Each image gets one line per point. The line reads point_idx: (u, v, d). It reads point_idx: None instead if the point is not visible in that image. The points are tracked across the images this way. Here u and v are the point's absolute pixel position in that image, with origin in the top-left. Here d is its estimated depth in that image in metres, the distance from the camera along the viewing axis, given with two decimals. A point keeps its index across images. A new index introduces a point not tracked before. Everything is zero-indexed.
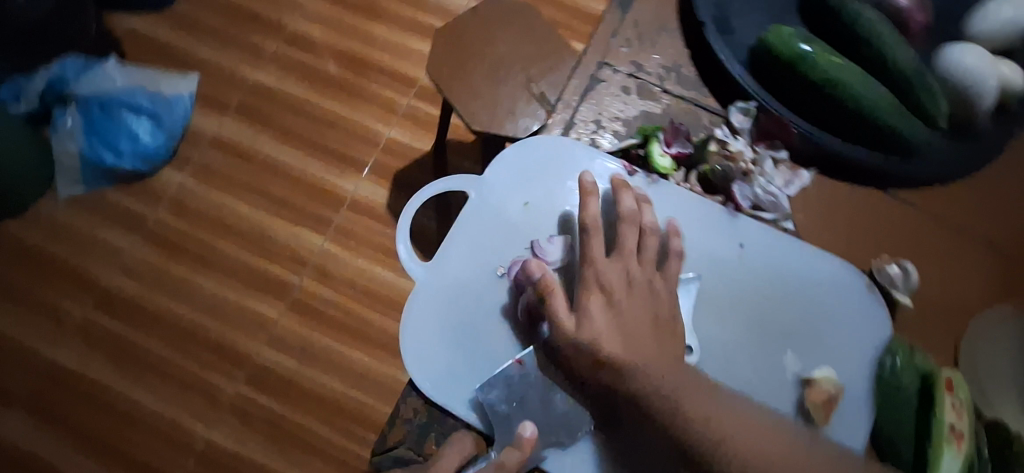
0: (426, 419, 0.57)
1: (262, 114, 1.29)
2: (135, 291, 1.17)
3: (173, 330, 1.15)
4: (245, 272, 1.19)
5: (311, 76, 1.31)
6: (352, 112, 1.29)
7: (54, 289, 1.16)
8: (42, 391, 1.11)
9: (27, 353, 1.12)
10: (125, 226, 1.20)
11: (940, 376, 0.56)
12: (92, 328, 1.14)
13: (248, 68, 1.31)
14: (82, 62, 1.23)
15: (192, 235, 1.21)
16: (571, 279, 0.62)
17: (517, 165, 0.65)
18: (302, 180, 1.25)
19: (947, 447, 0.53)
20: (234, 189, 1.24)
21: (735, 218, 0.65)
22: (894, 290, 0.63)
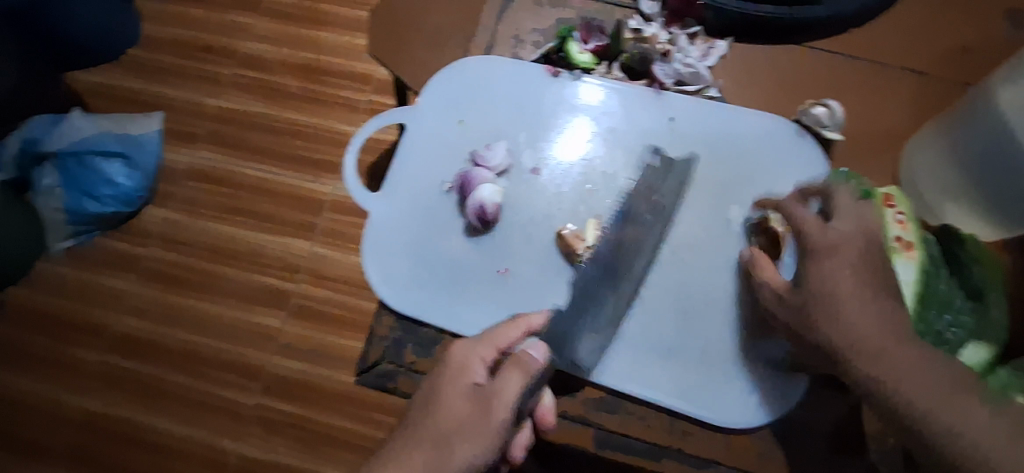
0: (400, 332, 0.60)
1: (229, 136, 1.32)
2: (142, 329, 1.18)
3: (185, 358, 1.17)
4: (243, 290, 1.21)
5: (270, 91, 1.35)
6: (316, 118, 1.32)
7: (64, 341, 1.18)
8: (71, 441, 1.12)
9: (50, 407, 1.14)
10: (120, 268, 1.23)
11: (879, 193, 0.59)
12: (108, 371, 1.16)
13: (209, 97, 1.35)
14: (47, 119, 1.24)
15: (185, 264, 1.23)
16: (514, 180, 0.64)
17: (446, 90, 0.68)
18: (280, 190, 1.27)
19: (895, 254, 0.56)
20: (216, 212, 1.26)
21: (662, 95, 0.67)
22: (822, 129, 0.65)
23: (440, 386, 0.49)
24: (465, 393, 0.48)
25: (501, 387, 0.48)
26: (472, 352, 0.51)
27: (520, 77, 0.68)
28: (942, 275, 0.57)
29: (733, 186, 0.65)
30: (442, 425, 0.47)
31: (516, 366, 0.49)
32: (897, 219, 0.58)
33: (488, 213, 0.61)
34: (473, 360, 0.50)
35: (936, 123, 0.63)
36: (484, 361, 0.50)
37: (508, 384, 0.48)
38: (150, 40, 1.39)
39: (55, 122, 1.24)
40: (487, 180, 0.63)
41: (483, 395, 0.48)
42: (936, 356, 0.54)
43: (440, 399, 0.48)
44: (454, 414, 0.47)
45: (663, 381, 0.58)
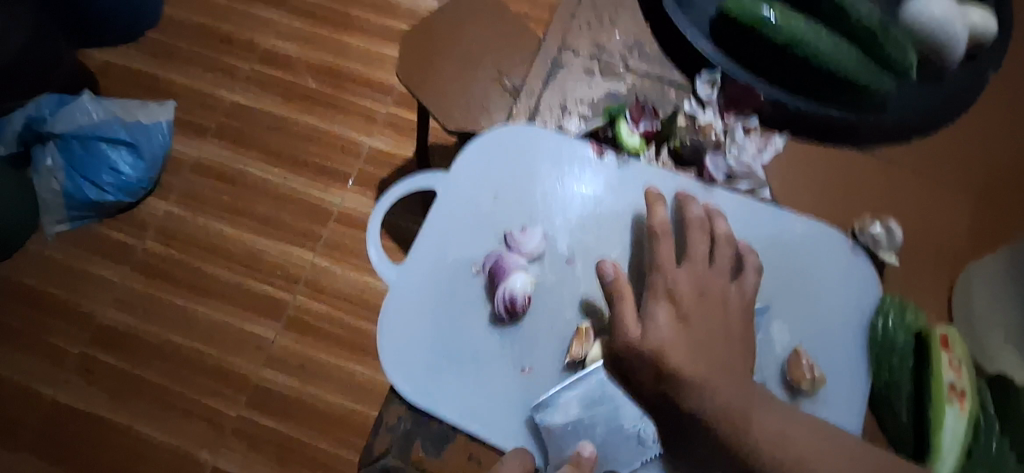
0: (409, 424, 0.55)
1: (240, 134, 1.27)
2: (129, 325, 1.14)
3: (170, 359, 1.12)
4: (237, 295, 1.16)
5: (289, 93, 1.30)
6: (332, 125, 1.27)
7: (46, 328, 1.13)
8: (42, 433, 1.07)
9: (24, 395, 1.09)
10: (113, 258, 1.18)
11: (935, 333, 0.55)
12: (88, 365, 1.11)
13: (224, 90, 1.30)
14: (54, 98, 1.18)
15: (180, 261, 1.18)
16: (547, 266, 0.60)
17: (485, 158, 0.64)
18: (287, 197, 1.23)
19: (947, 405, 0.52)
20: (218, 212, 1.21)
21: (711, 190, 0.64)
22: (878, 250, 0.61)
23: None
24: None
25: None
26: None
27: (564, 155, 0.64)
28: (994, 431, 0.53)
29: (778, 298, 0.61)
30: None
31: None
32: (953, 365, 0.54)
33: (518, 304, 0.57)
34: None
35: (996, 262, 0.60)
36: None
37: None
38: (169, 24, 1.33)
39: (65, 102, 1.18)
40: (520, 267, 0.59)
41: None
42: None
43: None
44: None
45: None
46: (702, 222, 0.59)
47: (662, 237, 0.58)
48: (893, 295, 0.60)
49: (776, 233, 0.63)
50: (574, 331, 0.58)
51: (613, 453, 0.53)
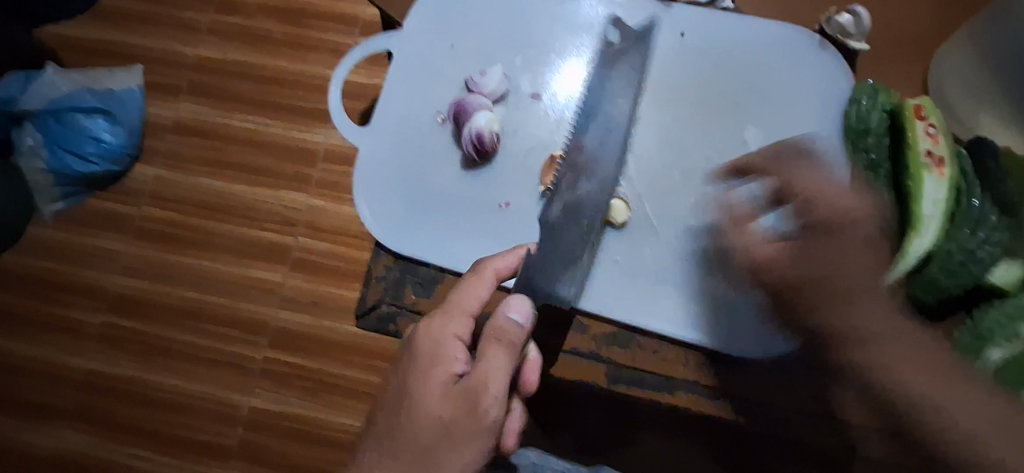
0: (399, 272, 0.57)
1: (211, 87, 0.96)
2: (144, 291, 0.87)
3: (191, 319, 0.86)
4: (238, 243, 0.89)
5: (248, 37, 0.97)
6: (296, 64, 0.96)
7: (47, 303, 0.88)
8: (82, 404, 0.84)
9: (48, 369, 0.85)
10: (113, 224, 0.91)
11: (909, 105, 0.54)
12: (114, 335, 0.86)
13: (185, 45, 0.98)
14: (21, 74, 0.93)
15: (180, 217, 0.90)
16: (511, 107, 0.60)
17: (436, 11, 0.62)
18: (261, 143, 0.92)
19: (925, 172, 0.52)
20: (201, 166, 0.92)
21: (669, 9, 0.61)
22: (847, 39, 0.59)
23: (413, 384, 0.44)
24: (448, 379, 0.43)
25: (483, 370, 0.43)
26: (442, 334, 0.45)
27: None
28: (974, 191, 0.53)
29: (745, 103, 0.60)
30: (424, 425, 0.42)
31: (497, 342, 0.43)
32: (929, 133, 0.53)
33: (486, 142, 0.57)
34: (449, 340, 0.45)
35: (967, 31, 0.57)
36: (461, 339, 0.45)
37: (489, 364, 0.43)
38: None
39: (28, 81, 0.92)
40: (483, 107, 0.58)
41: (465, 385, 0.43)
42: (966, 277, 0.51)
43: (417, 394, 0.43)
44: (435, 414, 0.42)
45: (669, 312, 0.55)
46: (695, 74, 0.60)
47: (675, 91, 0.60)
48: (865, 82, 0.58)
49: (746, 41, 0.61)
50: (546, 160, 0.58)
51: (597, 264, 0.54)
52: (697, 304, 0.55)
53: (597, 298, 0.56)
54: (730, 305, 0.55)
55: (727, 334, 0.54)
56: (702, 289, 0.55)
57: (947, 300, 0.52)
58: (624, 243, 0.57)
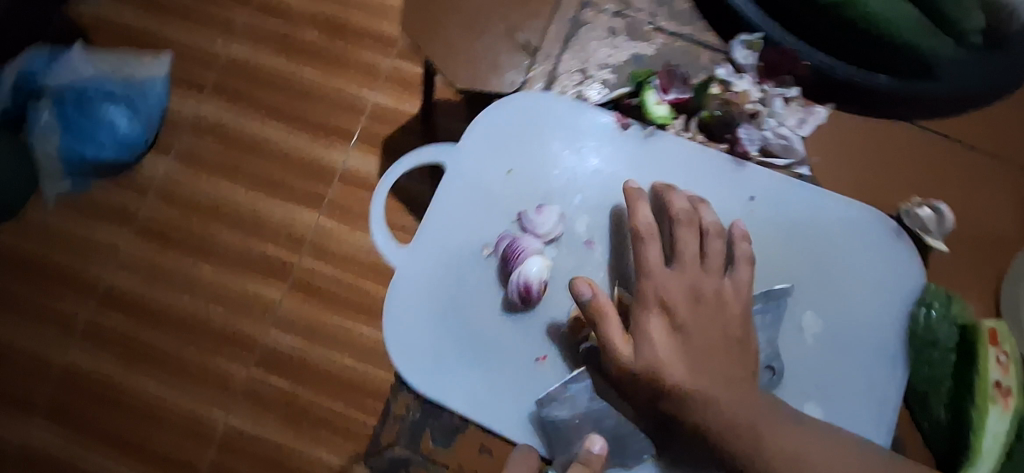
0: (419, 414, 0.53)
1: (238, 91, 1.05)
2: (131, 288, 0.99)
3: (172, 318, 0.98)
4: (240, 255, 1.00)
5: (285, 44, 1.06)
6: (330, 81, 1.05)
7: (42, 291, 0.98)
8: (58, 401, 0.95)
9: (33, 356, 0.96)
10: (113, 219, 1.01)
11: (984, 328, 0.50)
12: (96, 330, 0.97)
13: (219, 44, 1.06)
14: (48, 54, 1.01)
15: (177, 220, 1.01)
16: (564, 250, 0.56)
17: (499, 130, 0.59)
18: (283, 155, 1.02)
19: (991, 404, 0.49)
20: (213, 171, 1.02)
21: (743, 168, 0.58)
22: (925, 233, 0.56)
23: None
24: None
25: None
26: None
27: (584, 129, 0.59)
28: None
29: (811, 284, 0.57)
30: None
31: None
32: (999, 362, 0.50)
33: (533, 292, 0.53)
34: None
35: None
36: None
37: None
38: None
39: (48, 61, 1.01)
40: (535, 250, 0.55)
41: None
42: None
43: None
44: None
45: None
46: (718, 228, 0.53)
47: (712, 236, 0.53)
48: (939, 285, 0.55)
49: (820, 218, 0.58)
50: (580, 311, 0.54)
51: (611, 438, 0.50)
52: None
53: None
54: None
55: None
56: None
57: None
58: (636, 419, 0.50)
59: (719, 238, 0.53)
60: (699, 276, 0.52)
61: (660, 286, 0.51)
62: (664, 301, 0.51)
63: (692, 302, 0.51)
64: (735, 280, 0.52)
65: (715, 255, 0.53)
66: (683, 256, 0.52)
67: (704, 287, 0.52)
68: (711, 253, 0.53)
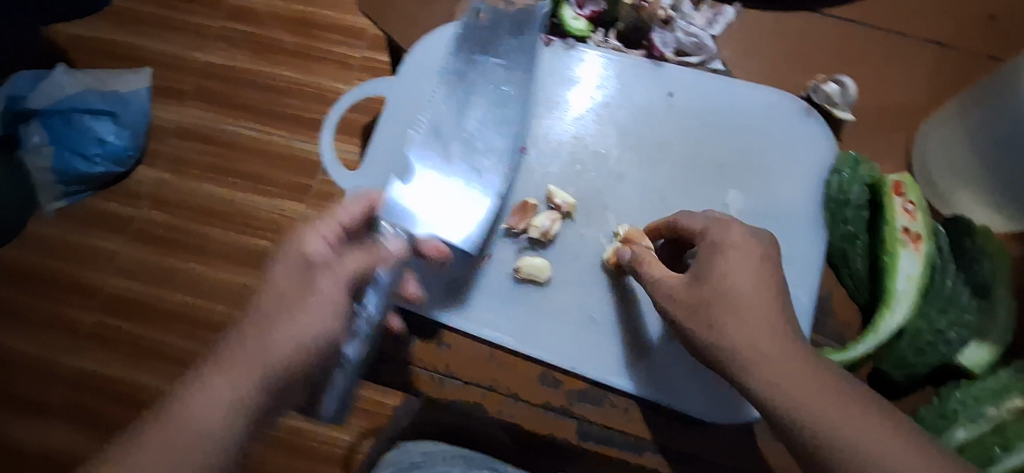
0: None
1: (222, 97, 1.02)
2: (138, 292, 0.94)
3: (177, 317, 0.93)
4: (235, 250, 0.95)
5: (256, 45, 1.03)
6: (306, 77, 1.01)
7: (52, 298, 0.94)
8: (70, 402, 0.91)
9: (39, 361, 0.92)
10: (109, 227, 0.98)
11: (887, 180, 0.55)
12: (105, 334, 0.93)
13: (198, 53, 1.04)
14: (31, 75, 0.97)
15: (173, 222, 0.97)
16: (499, 158, 0.60)
17: (431, 58, 0.63)
18: (263, 150, 0.99)
19: (899, 246, 0.53)
20: (203, 173, 0.99)
21: (659, 68, 0.63)
22: (833, 106, 0.61)
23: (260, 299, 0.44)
24: (322, 320, 0.43)
25: (339, 267, 0.45)
26: (324, 275, 0.45)
27: (510, 47, 0.63)
28: (949, 272, 0.54)
29: (730, 164, 0.61)
30: (264, 301, 0.43)
31: (366, 252, 0.47)
32: (906, 209, 0.54)
33: (469, 195, 0.58)
34: (315, 239, 0.45)
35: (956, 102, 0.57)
36: (322, 236, 0.46)
37: (349, 259, 0.45)
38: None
39: (35, 82, 0.97)
40: (470, 159, 0.59)
41: (315, 266, 0.45)
42: (933, 356, 0.52)
43: (280, 349, 0.42)
44: (270, 301, 0.43)
45: (649, 377, 0.56)
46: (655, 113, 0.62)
47: (649, 123, 0.62)
48: (849, 152, 0.59)
49: (734, 103, 0.62)
50: (519, 206, 0.59)
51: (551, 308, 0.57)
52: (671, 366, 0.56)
53: (546, 341, 0.56)
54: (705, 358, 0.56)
55: (700, 396, 0.55)
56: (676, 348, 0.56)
57: (918, 377, 0.53)
58: (578, 288, 0.58)
59: (652, 123, 0.62)
60: (640, 159, 0.61)
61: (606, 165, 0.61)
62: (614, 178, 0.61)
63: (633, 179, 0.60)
64: (666, 159, 0.61)
65: (651, 139, 0.62)
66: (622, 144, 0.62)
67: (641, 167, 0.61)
68: (649, 135, 0.62)
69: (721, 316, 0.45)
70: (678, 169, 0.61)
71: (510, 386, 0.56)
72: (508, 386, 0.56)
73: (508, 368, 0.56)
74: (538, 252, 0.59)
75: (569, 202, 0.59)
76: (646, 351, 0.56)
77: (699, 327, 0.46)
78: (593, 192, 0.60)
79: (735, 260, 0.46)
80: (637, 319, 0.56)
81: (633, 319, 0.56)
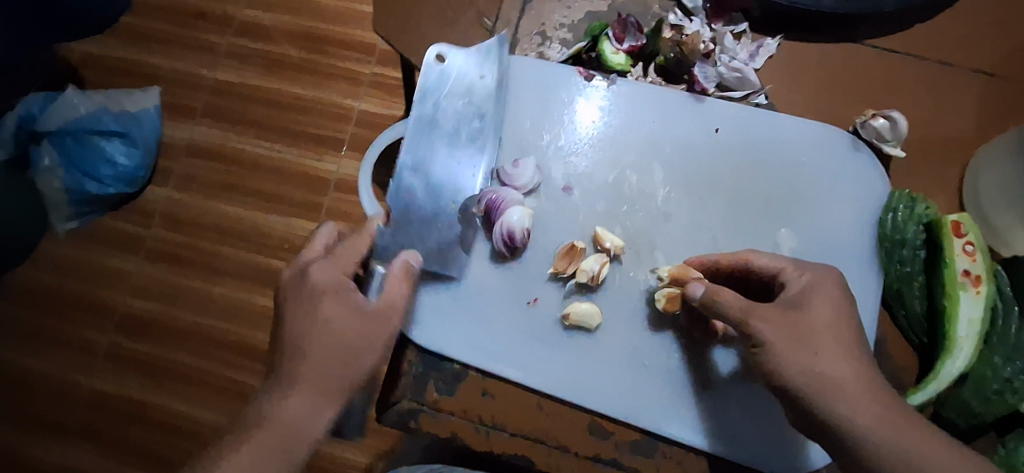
0: (422, 368, 0.56)
1: (229, 110, 1.00)
2: (151, 312, 0.94)
3: (193, 338, 0.93)
4: (252, 271, 0.95)
5: (269, 61, 1.01)
6: (319, 92, 1.00)
7: (61, 319, 0.94)
8: (88, 423, 0.91)
9: (57, 385, 0.92)
10: (121, 249, 0.97)
11: (948, 221, 0.52)
12: (120, 356, 0.93)
13: (205, 67, 1.02)
14: (41, 94, 0.95)
15: (186, 243, 0.97)
16: (543, 198, 0.60)
17: None
18: (278, 169, 0.98)
19: (960, 291, 0.51)
20: (211, 190, 0.98)
21: (703, 103, 0.61)
22: (882, 143, 0.59)
23: (318, 311, 0.48)
24: (386, 335, 0.49)
25: (387, 294, 0.50)
26: (382, 308, 0.50)
27: (550, 82, 0.62)
28: (1010, 316, 0.52)
29: (779, 202, 0.59)
30: (325, 331, 0.48)
31: (404, 278, 0.51)
32: (966, 251, 0.52)
33: (517, 239, 0.57)
34: (337, 277, 0.50)
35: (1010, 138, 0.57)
36: (344, 273, 0.50)
37: (396, 291, 0.50)
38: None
39: (45, 100, 0.94)
40: (516, 201, 0.58)
41: (372, 304, 0.49)
42: (1001, 406, 0.50)
43: (347, 368, 0.48)
44: (330, 326, 0.48)
45: (699, 423, 0.55)
46: (700, 149, 0.60)
47: (695, 160, 0.60)
48: (902, 189, 0.58)
49: (782, 138, 0.60)
50: (566, 248, 0.57)
51: (602, 356, 0.56)
52: (722, 415, 0.55)
53: (597, 392, 0.55)
54: (755, 404, 0.55)
55: (750, 444, 0.54)
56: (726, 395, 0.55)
57: (985, 425, 0.52)
58: (629, 332, 0.57)
59: (698, 160, 0.60)
60: (687, 198, 0.60)
61: (652, 203, 0.59)
62: (659, 218, 0.59)
63: (681, 220, 0.59)
64: (713, 196, 0.60)
65: (696, 175, 0.60)
66: (668, 182, 0.60)
67: (688, 206, 0.59)
68: (694, 172, 0.60)
69: (798, 359, 0.46)
70: (726, 209, 0.59)
71: (560, 437, 0.54)
72: (556, 436, 0.54)
73: (556, 416, 0.55)
74: (585, 296, 0.58)
75: (617, 244, 0.57)
76: (697, 400, 0.55)
77: (796, 356, 0.46)
78: (639, 232, 0.59)
79: (817, 316, 0.47)
80: (687, 364, 0.56)
81: (684, 364, 0.56)
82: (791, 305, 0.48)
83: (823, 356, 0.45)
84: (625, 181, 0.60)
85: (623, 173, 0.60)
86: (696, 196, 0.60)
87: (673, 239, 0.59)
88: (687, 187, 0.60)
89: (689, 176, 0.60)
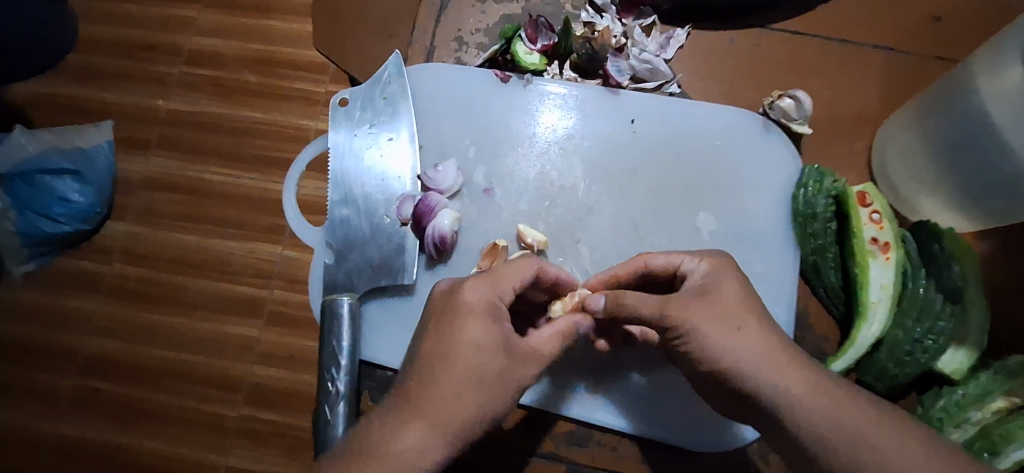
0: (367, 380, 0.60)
1: (192, 144, 0.83)
2: (112, 354, 0.77)
3: (159, 382, 0.76)
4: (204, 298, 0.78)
5: (218, 83, 0.85)
6: (257, 108, 0.83)
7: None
8: None
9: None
10: (80, 285, 0.80)
11: (852, 192, 0.55)
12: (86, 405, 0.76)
13: (159, 101, 0.85)
14: None
15: (143, 277, 0.79)
16: (467, 201, 0.61)
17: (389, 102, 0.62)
18: (229, 193, 0.81)
19: (869, 258, 0.53)
20: (165, 222, 0.81)
21: (617, 95, 0.62)
22: (790, 122, 0.61)
23: (453, 334, 0.46)
24: None
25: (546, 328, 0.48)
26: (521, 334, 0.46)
27: (467, 88, 0.63)
28: (920, 277, 0.54)
29: (697, 187, 0.60)
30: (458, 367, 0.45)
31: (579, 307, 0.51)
32: (872, 219, 0.54)
33: (447, 242, 0.58)
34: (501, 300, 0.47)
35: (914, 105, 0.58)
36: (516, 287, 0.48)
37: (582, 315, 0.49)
38: (98, 12, 0.88)
39: None
40: (442, 205, 0.59)
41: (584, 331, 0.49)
42: (915, 366, 0.52)
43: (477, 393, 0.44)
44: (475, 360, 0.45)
45: (638, 410, 0.55)
46: (617, 140, 0.62)
47: (614, 151, 0.61)
48: (812, 165, 0.60)
49: (697, 123, 0.62)
50: (489, 247, 0.58)
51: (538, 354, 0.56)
52: (665, 400, 0.55)
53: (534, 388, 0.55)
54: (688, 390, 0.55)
55: (689, 429, 0.55)
56: (664, 381, 0.55)
57: (903, 386, 0.54)
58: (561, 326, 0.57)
59: (617, 150, 0.61)
60: (609, 189, 0.60)
61: (576, 196, 0.60)
62: (583, 211, 0.60)
63: (606, 212, 0.60)
64: (634, 184, 0.61)
65: (616, 166, 0.61)
66: (590, 175, 0.61)
67: (612, 197, 0.60)
68: (614, 163, 0.61)
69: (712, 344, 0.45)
70: (649, 197, 0.60)
71: (498, 436, 0.57)
72: (494, 435, 0.57)
73: None
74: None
75: (540, 239, 0.58)
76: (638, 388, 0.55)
77: (723, 338, 0.45)
78: (564, 227, 0.60)
79: (730, 292, 0.47)
80: (626, 354, 0.55)
81: (623, 354, 0.55)
82: (705, 290, 0.47)
83: (747, 331, 0.45)
84: (549, 177, 0.61)
85: (545, 170, 0.61)
86: (618, 186, 0.61)
87: (600, 230, 0.59)
88: (608, 177, 0.61)
89: (609, 168, 0.61)
